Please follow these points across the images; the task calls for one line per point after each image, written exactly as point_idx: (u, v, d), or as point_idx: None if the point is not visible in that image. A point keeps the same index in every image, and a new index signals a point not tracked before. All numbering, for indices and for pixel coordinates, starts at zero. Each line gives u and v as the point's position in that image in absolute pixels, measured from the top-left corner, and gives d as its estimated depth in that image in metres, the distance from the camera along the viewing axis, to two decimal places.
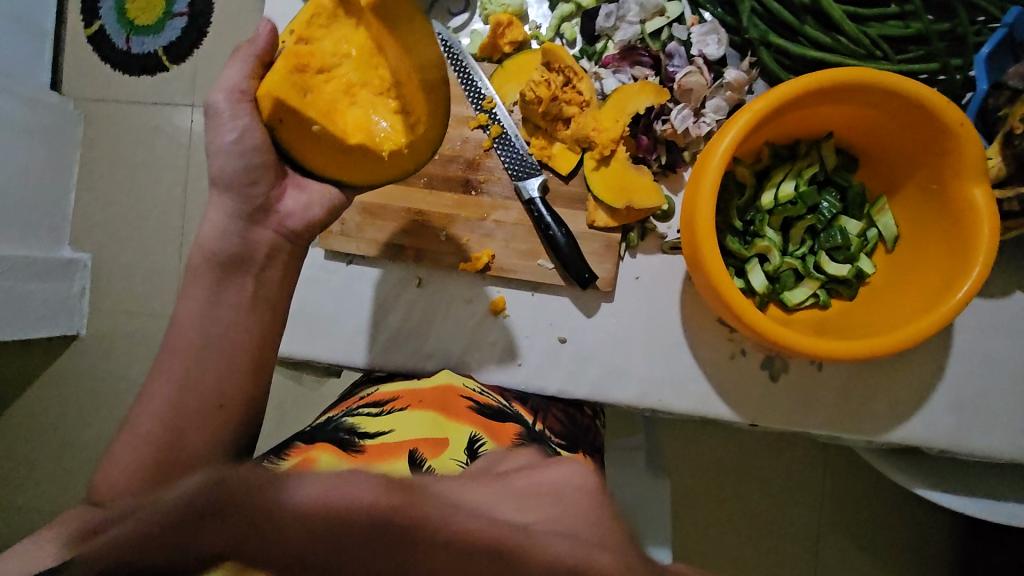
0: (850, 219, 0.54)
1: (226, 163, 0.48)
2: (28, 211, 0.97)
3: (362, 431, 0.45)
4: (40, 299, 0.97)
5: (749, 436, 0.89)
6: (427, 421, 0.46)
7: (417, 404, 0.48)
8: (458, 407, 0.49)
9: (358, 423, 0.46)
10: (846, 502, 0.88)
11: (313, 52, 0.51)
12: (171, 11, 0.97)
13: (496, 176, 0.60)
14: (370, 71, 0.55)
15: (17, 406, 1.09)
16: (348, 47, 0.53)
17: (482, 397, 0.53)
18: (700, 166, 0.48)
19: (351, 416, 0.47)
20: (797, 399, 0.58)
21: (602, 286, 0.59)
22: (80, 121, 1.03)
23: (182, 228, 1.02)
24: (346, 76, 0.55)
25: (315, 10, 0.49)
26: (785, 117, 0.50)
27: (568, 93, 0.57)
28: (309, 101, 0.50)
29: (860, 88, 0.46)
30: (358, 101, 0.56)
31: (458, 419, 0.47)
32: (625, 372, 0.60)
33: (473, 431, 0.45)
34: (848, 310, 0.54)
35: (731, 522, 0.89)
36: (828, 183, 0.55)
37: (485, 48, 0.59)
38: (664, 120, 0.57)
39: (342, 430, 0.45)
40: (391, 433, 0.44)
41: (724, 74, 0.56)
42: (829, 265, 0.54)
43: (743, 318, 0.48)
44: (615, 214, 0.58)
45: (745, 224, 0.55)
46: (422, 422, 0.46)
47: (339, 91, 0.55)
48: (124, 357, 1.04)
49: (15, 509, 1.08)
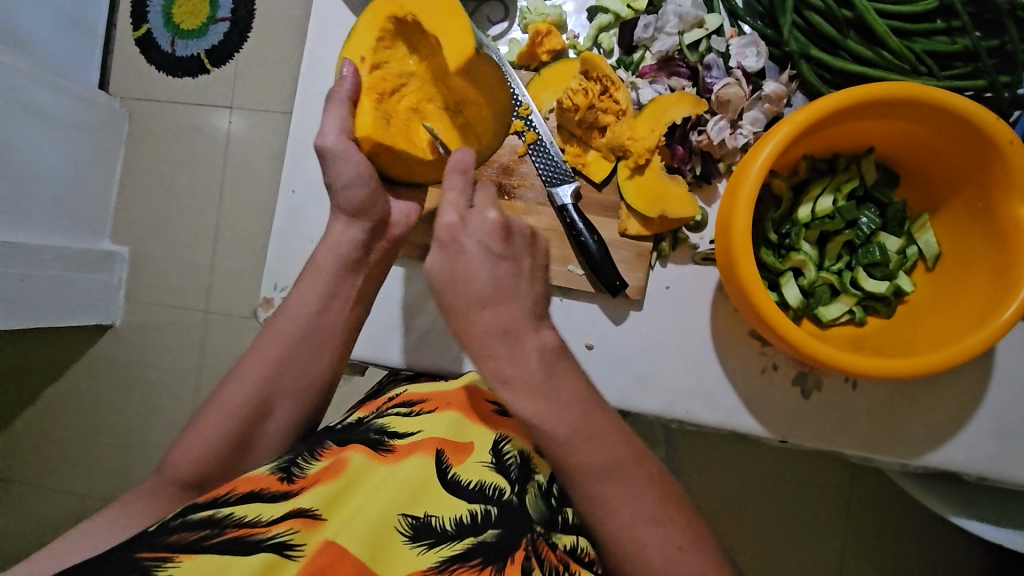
0: (889, 235, 0.54)
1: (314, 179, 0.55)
2: (73, 204, 1.01)
3: (391, 430, 0.44)
4: (80, 289, 1.01)
5: (772, 456, 0.87)
6: (454, 422, 0.45)
7: (445, 405, 0.48)
8: (484, 410, 0.48)
9: (388, 423, 0.45)
10: (872, 527, 0.85)
11: (383, 76, 0.57)
12: (214, 15, 1.00)
13: (529, 182, 0.60)
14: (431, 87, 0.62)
15: (52, 391, 1.13)
16: (412, 65, 0.60)
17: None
18: (737, 178, 0.48)
19: (381, 415, 0.46)
20: (828, 417, 0.57)
21: (631, 294, 0.59)
22: (125, 119, 1.07)
23: (217, 225, 1.05)
24: (413, 92, 0.61)
25: (380, 36, 0.53)
26: (825, 130, 0.49)
27: (605, 102, 0.57)
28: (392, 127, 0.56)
29: (906, 102, 0.46)
30: (426, 113, 0.61)
31: (483, 422, 0.47)
32: (651, 381, 0.60)
33: (499, 434, 0.46)
34: (886, 328, 0.53)
35: (750, 543, 0.87)
36: (867, 198, 0.54)
37: (523, 57, 0.61)
38: (700, 130, 0.57)
39: (372, 430, 0.44)
40: (419, 433, 0.43)
41: (763, 86, 0.56)
42: (866, 281, 0.53)
43: (777, 330, 0.48)
44: (648, 223, 0.57)
45: (780, 237, 0.54)
46: (448, 422, 0.45)
47: (409, 106, 0.61)
48: (156, 349, 1.07)
49: (47, 490, 1.12)
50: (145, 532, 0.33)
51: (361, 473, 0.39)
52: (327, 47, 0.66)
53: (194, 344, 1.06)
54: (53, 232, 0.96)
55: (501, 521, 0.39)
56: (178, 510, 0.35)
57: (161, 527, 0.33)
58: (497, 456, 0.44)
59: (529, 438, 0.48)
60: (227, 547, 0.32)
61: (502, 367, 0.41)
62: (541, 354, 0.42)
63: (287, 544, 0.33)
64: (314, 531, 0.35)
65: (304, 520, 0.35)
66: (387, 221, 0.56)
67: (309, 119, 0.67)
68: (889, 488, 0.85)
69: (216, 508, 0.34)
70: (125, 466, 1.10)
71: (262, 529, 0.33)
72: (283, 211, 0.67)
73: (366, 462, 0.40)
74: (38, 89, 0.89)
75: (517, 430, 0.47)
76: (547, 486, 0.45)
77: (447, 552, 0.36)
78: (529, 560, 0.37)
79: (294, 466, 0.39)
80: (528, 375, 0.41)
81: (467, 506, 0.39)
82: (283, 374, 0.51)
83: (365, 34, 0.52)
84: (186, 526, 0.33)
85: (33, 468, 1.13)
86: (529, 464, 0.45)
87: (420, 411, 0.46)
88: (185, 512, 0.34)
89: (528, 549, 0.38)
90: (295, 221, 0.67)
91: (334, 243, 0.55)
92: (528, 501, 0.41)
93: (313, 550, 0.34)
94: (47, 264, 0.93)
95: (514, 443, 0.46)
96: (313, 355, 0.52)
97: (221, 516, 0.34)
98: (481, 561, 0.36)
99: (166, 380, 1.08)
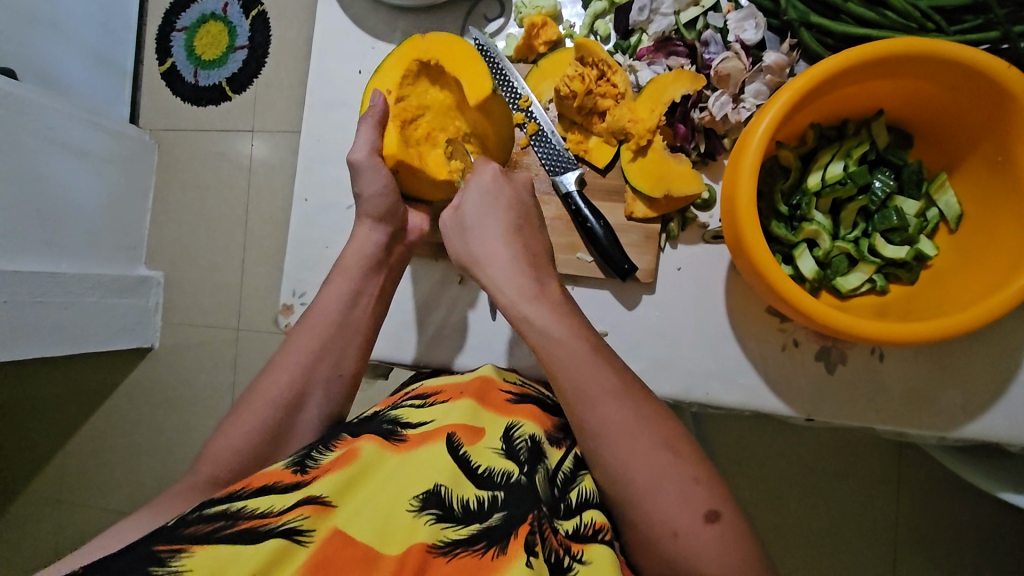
0: (906, 199, 0.52)
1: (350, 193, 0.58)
2: (110, 234, 1.05)
3: (403, 422, 0.44)
4: (119, 313, 1.05)
5: (812, 447, 0.84)
6: (467, 408, 0.46)
7: (458, 394, 0.48)
8: (497, 399, 0.49)
9: (402, 414, 0.46)
10: (926, 512, 0.81)
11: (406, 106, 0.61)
12: (233, 44, 1.05)
13: (534, 173, 0.61)
14: (447, 120, 0.65)
15: (97, 414, 1.18)
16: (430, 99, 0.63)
17: (521, 388, 0.53)
18: (739, 149, 0.47)
19: (396, 407, 0.47)
20: (856, 390, 0.55)
21: (642, 277, 0.58)
22: (154, 150, 1.12)
23: (243, 244, 1.08)
24: (427, 123, 0.65)
25: (404, 73, 0.57)
26: (829, 94, 0.48)
27: (603, 86, 0.57)
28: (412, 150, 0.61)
29: (908, 59, 0.44)
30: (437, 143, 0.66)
31: (495, 409, 0.47)
32: (669, 365, 0.59)
33: (511, 419, 0.46)
34: (908, 296, 0.51)
35: (794, 535, 0.84)
36: (880, 162, 0.53)
37: (521, 49, 0.61)
38: (701, 108, 0.56)
39: (386, 422, 0.44)
40: (432, 422, 0.44)
41: (763, 57, 0.55)
42: (885, 247, 0.51)
43: (791, 303, 0.47)
44: (654, 205, 0.57)
45: (791, 208, 0.53)
46: (461, 408, 0.46)
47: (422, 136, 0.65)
48: (191, 367, 1.11)
49: (98, 508, 1.17)
50: (165, 526, 0.34)
51: (373, 462, 0.40)
52: (330, 60, 0.68)
53: (227, 361, 1.10)
54: (92, 260, 1.00)
55: (507, 502, 0.38)
56: (197, 506, 0.36)
57: (179, 520, 0.34)
58: (507, 439, 0.44)
59: (542, 424, 0.48)
60: (240, 536, 0.33)
61: (528, 285, 0.50)
62: (562, 295, 0.51)
63: (297, 529, 0.34)
64: (325, 518, 0.35)
65: (315, 507, 0.35)
66: (392, 218, 0.57)
67: (317, 129, 0.69)
68: (936, 474, 0.81)
69: (229, 504, 0.35)
70: (168, 483, 1.13)
71: (274, 518, 0.34)
72: (297, 221, 0.69)
73: (378, 451, 0.41)
74: (74, 127, 0.94)
75: (530, 415, 0.48)
76: (554, 470, 0.45)
77: (453, 534, 0.36)
78: (533, 533, 0.36)
79: (307, 460, 0.40)
80: (552, 298, 0.50)
81: (476, 491, 0.39)
82: (317, 365, 0.52)
83: (390, 72, 0.57)
84: (202, 519, 0.34)
85: (84, 488, 1.18)
86: (540, 447, 0.45)
87: (434, 402, 0.47)
88: (204, 507, 0.35)
89: (531, 523, 0.37)
90: (309, 229, 0.69)
91: (358, 245, 0.57)
92: (537, 482, 0.41)
93: (320, 539, 0.34)
94: (88, 291, 0.98)
95: (526, 428, 0.46)
96: (338, 350, 0.54)
97: (234, 509, 0.35)
98: (485, 544, 0.36)
99: (202, 398, 1.11)
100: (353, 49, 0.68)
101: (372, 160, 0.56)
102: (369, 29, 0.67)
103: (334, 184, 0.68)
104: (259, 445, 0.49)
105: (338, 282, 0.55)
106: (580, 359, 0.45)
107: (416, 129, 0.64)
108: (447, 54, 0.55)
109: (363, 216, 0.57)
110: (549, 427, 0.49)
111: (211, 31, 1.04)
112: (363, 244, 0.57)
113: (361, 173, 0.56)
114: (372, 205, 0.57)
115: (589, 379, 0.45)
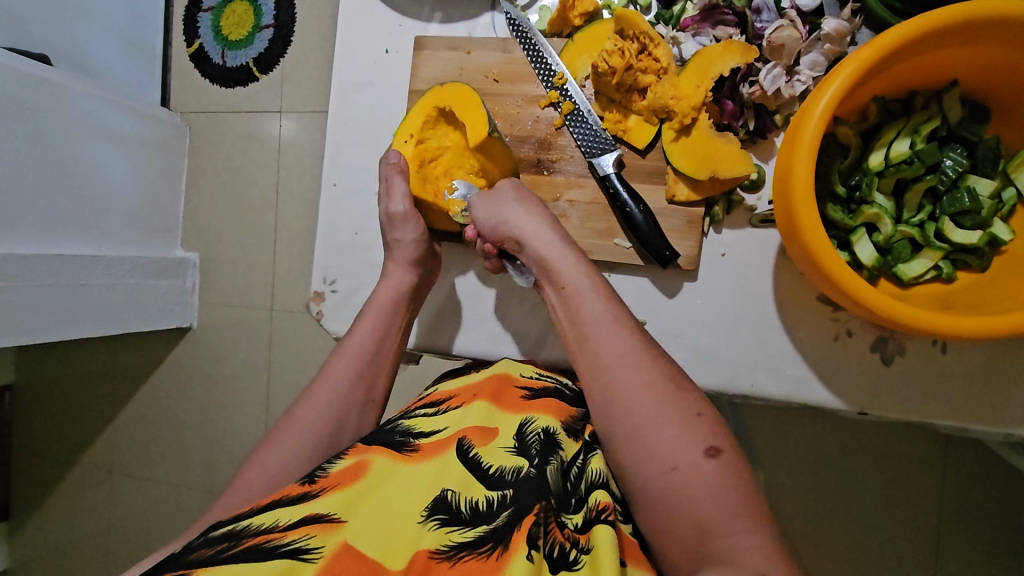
0: (979, 178, 0.48)
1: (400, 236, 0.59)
2: (147, 217, 1.07)
3: (417, 432, 0.46)
4: (158, 295, 1.07)
5: (860, 433, 0.80)
6: (480, 411, 0.46)
7: (472, 396, 0.49)
8: (512, 397, 0.49)
9: (414, 424, 0.47)
10: (978, 504, 0.78)
11: (425, 148, 0.61)
12: (259, 23, 1.02)
13: (569, 155, 0.58)
14: (463, 157, 0.63)
15: (142, 391, 1.21)
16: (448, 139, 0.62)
17: (536, 381, 0.53)
18: (795, 128, 0.44)
19: (407, 417, 0.48)
20: (916, 384, 0.52)
21: (684, 264, 0.56)
22: (186, 132, 1.11)
23: (274, 226, 1.08)
24: (445, 161, 0.63)
25: (425, 118, 0.58)
26: (898, 64, 0.44)
27: (644, 61, 0.53)
28: (426, 185, 0.62)
29: (993, 24, 0.40)
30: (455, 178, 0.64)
31: (510, 408, 0.48)
32: (711, 355, 0.57)
33: (525, 415, 0.46)
34: (979, 284, 0.48)
35: (838, 522, 0.81)
36: (951, 139, 0.48)
37: (555, 23, 0.58)
38: (751, 82, 0.52)
39: (397, 432, 0.46)
40: (446, 429, 0.45)
41: (821, 25, 0.50)
42: (954, 232, 0.47)
43: (850, 294, 0.43)
44: (697, 186, 0.54)
45: (850, 190, 0.49)
46: (474, 412, 0.46)
47: (439, 173, 0.64)
48: (228, 348, 1.13)
49: (146, 481, 1.23)
50: (176, 553, 0.36)
51: (383, 474, 0.41)
52: (356, 39, 0.66)
53: (262, 342, 1.11)
54: (129, 243, 1.02)
55: (515, 497, 0.39)
56: (209, 529, 0.38)
57: (188, 546, 0.36)
58: (520, 437, 0.44)
59: (558, 415, 0.47)
60: (243, 554, 0.34)
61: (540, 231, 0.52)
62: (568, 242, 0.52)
63: (302, 548, 0.35)
64: (332, 532, 0.36)
65: (321, 524, 0.36)
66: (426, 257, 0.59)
67: (344, 112, 0.67)
68: (996, 465, 0.77)
69: (236, 524, 0.37)
70: (213, 459, 1.17)
71: (279, 535, 0.35)
72: (327, 206, 0.68)
73: (390, 463, 0.42)
74: (105, 110, 0.94)
75: (546, 410, 0.48)
76: (568, 464, 0.44)
77: (458, 537, 0.37)
78: (537, 524, 0.37)
79: (316, 472, 0.42)
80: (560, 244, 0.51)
81: (486, 492, 0.40)
82: (353, 390, 0.52)
83: (412, 117, 0.58)
84: (207, 543, 0.36)
85: (132, 461, 1.24)
86: (554, 438, 0.45)
87: (446, 408, 0.49)
88: (210, 530, 0.38)
89: (537, 514, 0.38)
90: (340, 215, 0.68)
91: (391, 284, 0.58)
92: (548, 472, 0.41)
93: (327, 555, 0.35)
94: (127, 274, 1.00)
95: (540, 422, 0.46)
96: (372, 376, 0.54)
97: (240, 528, 0.36)
98: (489, 545, 0.36)
99: (241, 377, 1.13)
100: (380, 27, 0.65)
101: (410, 210, 0.58)
102: (396, 4, 0.65)
103: (364, 168, 0.67)
104: (298, 432, 0.49)
105: (381, 315, 0.56)
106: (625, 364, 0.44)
107: (436, 168, 0.63)
108: (462, 106, 0.55)
109: (399, 261, 0.58)
110: (567, 419, 0.48)
111: (237, 10, 1.02)
112: (397, 286, 0.58)
113: (397, 224, 0.59)
114: (410, 250, 0.58)
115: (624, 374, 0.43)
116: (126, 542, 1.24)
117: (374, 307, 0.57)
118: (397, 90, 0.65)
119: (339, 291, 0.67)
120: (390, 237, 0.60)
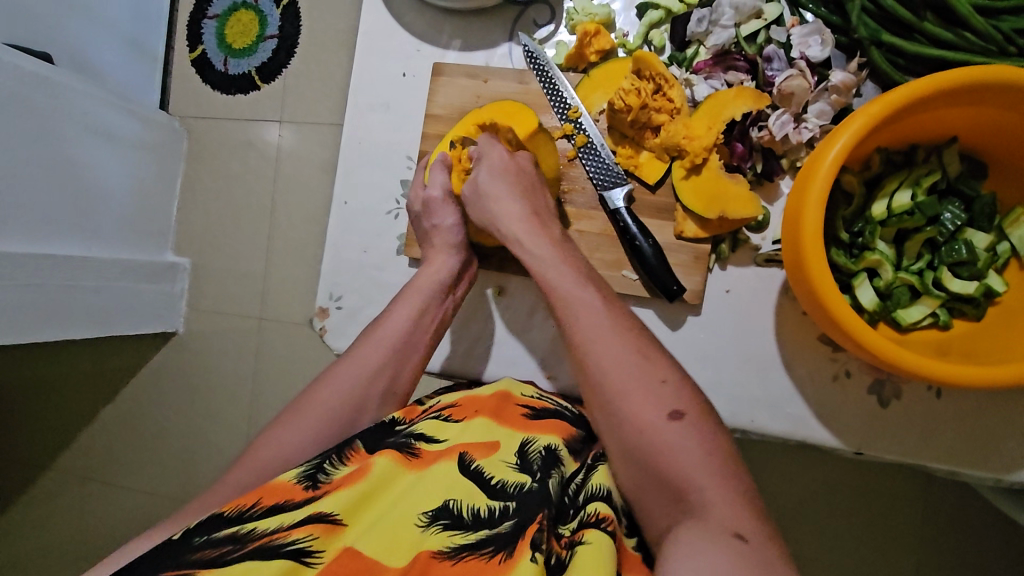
0: (976, 232, 0.50)
1: (444, 222, 0.60)
2: (141, 221, 1.05)
3: (418, 435, 0.46)
4: (146, 299, 1.05)
5: (840, 470, 0.82)
6: (480, 429, 0.46)
7: (472, 412, 0.48)
8: (515, 415, 0.49)
9: (422, 428, 0.47)
10: (951, 541, 0.79)
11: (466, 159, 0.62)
12: (264, 33, 1.03)
13: (580, 186, 0.60)
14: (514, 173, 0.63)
15: (122, 398, 1.18)
16: None
17: (537, 401, 0.52)
18: (806, 176, 0.45)
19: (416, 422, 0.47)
20: (911, 427, 0.54)
21: (690, 299, 0.57)
22: (183, 136, 1.10)
23: (268, 236, 1.07)
24: None
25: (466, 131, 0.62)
26: (904, 120, 0.46)
27: (658, 101, 0.55)
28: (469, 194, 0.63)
29: (997, 87, 0.42)
30: None
31: (512, 425, 0.47)
32: (711, 389, 0.58)
33: (526, 434, 0.47)
34: (975, 332, 0.49)
35: (816, 557, 0.82)
36: (950, 192, 0.50)
37: (571, 58, 0.60)
38: (761, 126, 0.54)
39: (399, 434, 0.46)
40: (446, 441, 0.45)
41: (829, 76, 0.52)
42: (952, 281, 0.49)
43: (857, 340, 0.44)
44: (705, 225, 0.55)
45: (852, 236, 0.51)
46: (473, 429, 0.46)
47: None
48: (214, 357, 1.11)
49: (119, 490, 1.19)
50: (172, 545, 0.35)
51: (386, 477, 0.41)
52: (373, 62, 0.67)
53: (250, 352, 1.09)
54: (120, 246, 1.00)
55: (518, 509, 0.40)
56: (201, 521, 0.37)
57: (186, 542, 0.35)
58: (522, 454, 0.45)
59: (561, 434, 0.48)
60: (252, 555, 0.34)
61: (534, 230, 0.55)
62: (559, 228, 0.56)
63: (306, 550, 0.36)
64: (334, 538, 0.37)
65: (325, 526, 0.37)
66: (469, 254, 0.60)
67: (358, 131, 0.68)
68: (966, 500, 0.79)
69: (239, 525, 0.36)
70: (190, 471, 1.15)
71: (285, 534, 0.36)
72: (337, 223, 0.68)
73: (392, 466, 0.42)
74: (109, 112, 0.94)
75: (549, 428, 0.48)
76: (569, 478, 0.45)
77: (460, 539, 0.38)
78: (539, 531, 0.38)
79: (319, 472, 0.41)
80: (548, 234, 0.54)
81: (487, 500, 0.41)
82: (374, 382, 0.51)
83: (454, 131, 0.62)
84: (209, 543, 0.35)
85: (106, 469, 1.20)
86: (556, 454, 0.45)
87: (450, 417, 0.48)
88: (207, 526, 0.36)
89: (541, 522, 0.39)
90: (349, 229, 0.68)
91: (433, 271, 0.58)
92: (549, 483, 0.42)
93: (329, 558, 0.36)
94: (116, 277, 0.98)
95: (542, 440, 0.46)
96: (397, 368, 0.53)
97: (243, 531, 0.36)
98: (492, 549, 0.37)
99: (225, 387, 1.12)
100: (397, 50, 0.66)
101: (446, 202, 0.60)
102: (415, 29, 0.66)
103: (376, 185, 0.67)
104: None
105: (419, 301, 0.56)
106: (677, 430, 0.40)
107: None
108: (502, 113, 0.59)
109: (440, 247, 0.59)
110: (568, 437, 0.48)
111: (243, 19, 1.02)
112: (438, 271, 0.58)
113: (436, 210, 0.60)
114: (451, 236, 0.59)
115: (634, 370, 0.44)
116: (94, 553, 1.20)
117: (413, 293, 0.56)
118: (412, 113, 0.66)
119: (343, 308, 0.67)
120: (428, 225, 0.61)
